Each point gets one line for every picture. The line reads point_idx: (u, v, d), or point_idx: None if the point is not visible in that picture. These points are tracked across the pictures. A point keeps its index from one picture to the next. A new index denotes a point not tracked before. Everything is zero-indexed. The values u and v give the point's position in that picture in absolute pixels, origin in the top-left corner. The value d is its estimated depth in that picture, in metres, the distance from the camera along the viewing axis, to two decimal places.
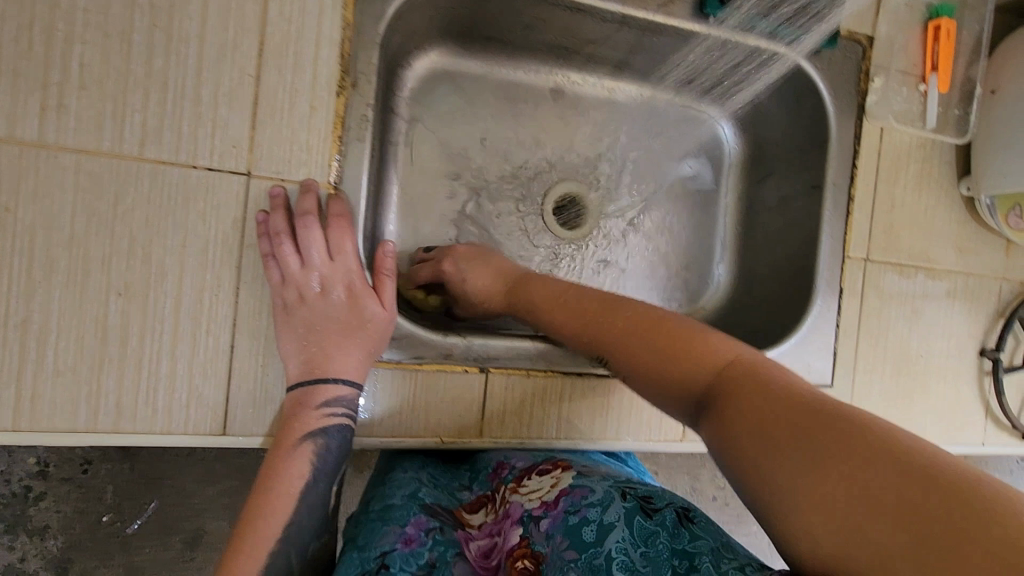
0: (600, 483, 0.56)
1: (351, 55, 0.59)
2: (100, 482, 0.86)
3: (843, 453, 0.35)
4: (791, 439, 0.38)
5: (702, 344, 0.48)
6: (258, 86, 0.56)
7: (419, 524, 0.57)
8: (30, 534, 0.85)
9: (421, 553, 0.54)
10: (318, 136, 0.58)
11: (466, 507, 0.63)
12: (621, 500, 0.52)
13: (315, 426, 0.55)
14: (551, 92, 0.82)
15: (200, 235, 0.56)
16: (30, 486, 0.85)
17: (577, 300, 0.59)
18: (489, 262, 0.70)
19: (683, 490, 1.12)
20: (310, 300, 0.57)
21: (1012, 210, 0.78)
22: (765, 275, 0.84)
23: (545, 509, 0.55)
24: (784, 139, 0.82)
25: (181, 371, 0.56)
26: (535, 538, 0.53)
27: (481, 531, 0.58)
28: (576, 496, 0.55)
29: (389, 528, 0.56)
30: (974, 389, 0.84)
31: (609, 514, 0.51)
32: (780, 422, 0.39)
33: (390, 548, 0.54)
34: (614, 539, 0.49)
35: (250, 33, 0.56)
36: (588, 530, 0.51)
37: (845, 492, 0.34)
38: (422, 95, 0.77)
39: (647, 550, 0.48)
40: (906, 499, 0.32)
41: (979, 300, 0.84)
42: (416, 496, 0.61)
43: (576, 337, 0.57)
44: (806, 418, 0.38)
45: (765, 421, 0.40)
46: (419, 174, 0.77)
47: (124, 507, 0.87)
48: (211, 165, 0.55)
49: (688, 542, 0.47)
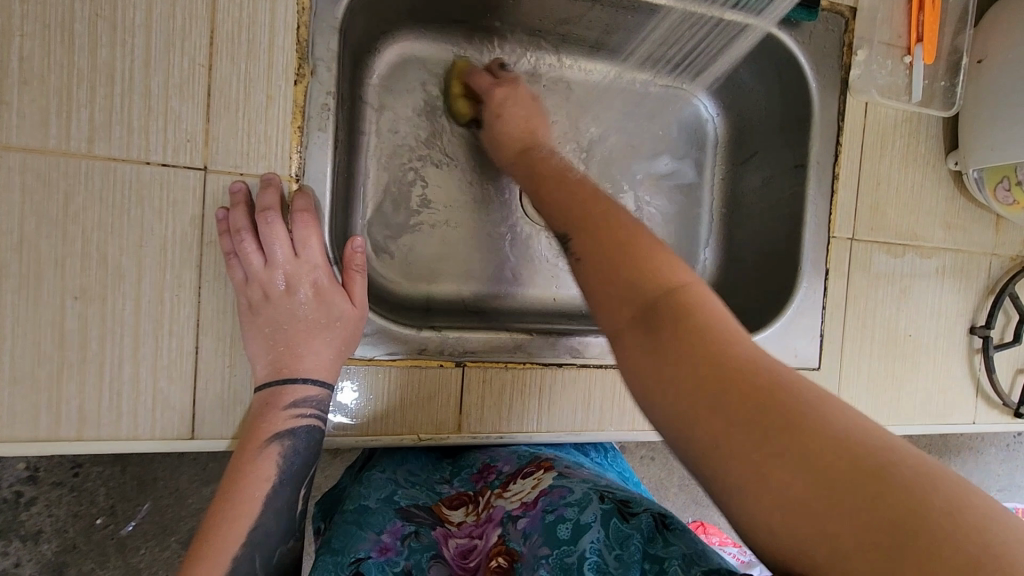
0: (579, 484, 0.55)
1: (308, 40, 0.56)
2: (91, 485, 0.85)
3: (774, 413, 0.32)
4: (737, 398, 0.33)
5: (650, 271, 0.43)
6: (211, 76, 0.54)
7: (396, 532, 0.55)
8: (23, 539, 0.84)
9: (396, 562, 0.52)
10: (276, 127, 0.56)
11: (445, 501, 0.62)
12: (599, 501, 0.52)
13: (281, 428, 0.54)
14: (526, 75, 0.79)
15: (157, 234, 0.53)
16: (21, 492, 0.83)
17: (566, 194, 0.54)
18: (530, 114, 0.69)
19: (681, 475, 1.11)
20: (274, 299, 0.55)
21: (1000, 184, 0.75)
22: (752, 257, 0.82)
23: (524, 509, 0.54)
24: (766, 117, 0.80)
25: (145, 375, 0.54)
26: (511, 536, 0.52)
27: (461, 530, 0.57)
28: (555, 496, 0.54)
29: (365, 535, 0.54)
30: (964, 368, 0.82)
31: (586, 514, 0.50)
32: (725, 376, 0.34)
33: (365, 555, 0.52)
34: (589, 540, 0.48)
35: (201, 21, 0.53)
36: (564, 528, 0.49)
37: (792, 473, 0.30)
38: (392, 82, 0.74)
39: (621, 553, 0.47)
40: (856, 489, 0.28)
41: (968, 276, 0.82)
42: (391, 500, 0.59)
43: (554, 232, 0.52)
44: (754, 380, 0.34)
45: (710, 370, 0.35)
46: (392, 164, 0.74)
47: (118, 509, 0.86)
48: (165, 160, 0.53)
49: (662, 546, 0.46)
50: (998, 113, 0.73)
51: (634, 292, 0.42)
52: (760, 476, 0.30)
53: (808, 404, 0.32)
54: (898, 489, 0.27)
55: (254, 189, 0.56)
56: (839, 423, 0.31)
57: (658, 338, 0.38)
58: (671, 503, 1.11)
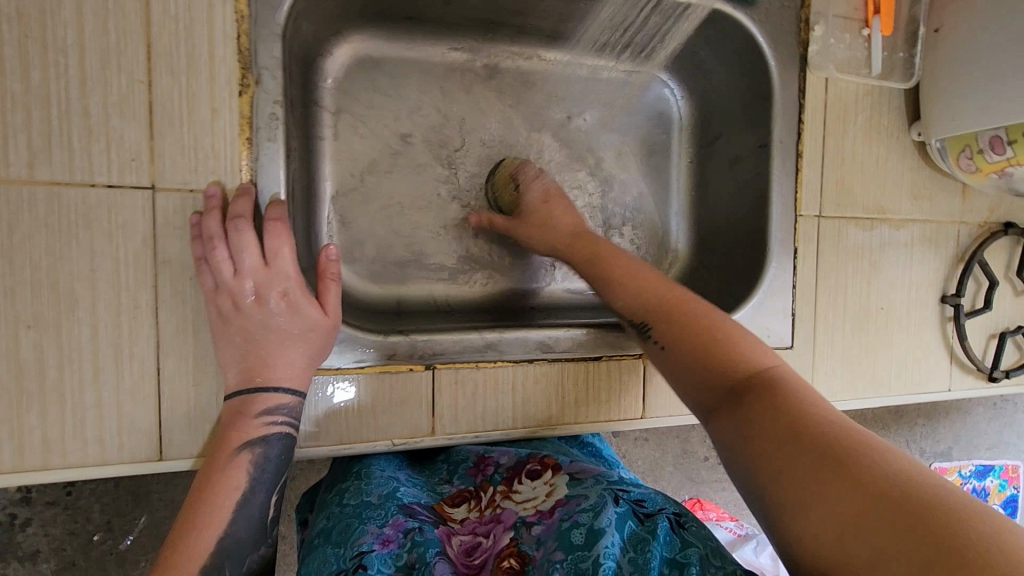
0: (594, 488, 0.55)
1: (250, 49, 0.55)
2: (85, 502, 0.85)
3: (830, 453, 0.36)
4: (797, 438, 0.38)
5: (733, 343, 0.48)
6: (151, 92, 0.53)
7: (398, 525, 0.54)
8: (21, 560, 0.84)
9: (400, 555, 0.52)
10: (223, 140, 0.55)
11: (447, 500, 0.61)
12: (613, 504, 0.52)
13: (253, 435, 0.53)
14: (485, 69, 0.78)
15: (109, 256, 0.53)
16: (14, 514, 0.83)
17: (643, 269, 0.59)
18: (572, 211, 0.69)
19: (674, 454, 1.12)
20: (245, 309, 0.53)
21: (962, 152, 0.75)
22: (722, 239, 0.82)
23: (539, 517, 0.54)
24: (728, 97, 0.79)
25: (108, 400, 0.54)
26: (524, 540, 0.53)
27: (464, 528, 0.56)
28: (571, 505, 0.54)
29: (367, 528, 0.54)
30: (937, 336, 0.83)
31: (601, 519, 0.50)
32: (792, 423, 0.39)
33: (367, 548, 0.51)
34: (604, 544, 0.47)
35: (136, 36, 0.52)
36: (576, 533, 0.50)
37: (840, 489, 0.34)
38: (347, 85, 0.73)
39: (635, 557, 0.47)
40: (898, 506, 0.31)
41: (937, 246, 0.82)
42: (395, 495, 0.59)
43: (630, 303, 0.56)
44: (814, 427, 0.38)
45: (784, 418, 0.39)
46: (353, 167, 0.73)
47: (114, 524, 0.86)
48: (111, 182, 0.52)
49: (680, 549, 0.47)
50: (955, 82, 0.73)
51: (716, 363, 0.47)
52: (809, 501, 0.35)
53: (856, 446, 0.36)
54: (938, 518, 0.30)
55: (230, 197, 0.55)
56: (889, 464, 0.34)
57: (740, 407, 0.43)
58: (666, 482, 1.12)
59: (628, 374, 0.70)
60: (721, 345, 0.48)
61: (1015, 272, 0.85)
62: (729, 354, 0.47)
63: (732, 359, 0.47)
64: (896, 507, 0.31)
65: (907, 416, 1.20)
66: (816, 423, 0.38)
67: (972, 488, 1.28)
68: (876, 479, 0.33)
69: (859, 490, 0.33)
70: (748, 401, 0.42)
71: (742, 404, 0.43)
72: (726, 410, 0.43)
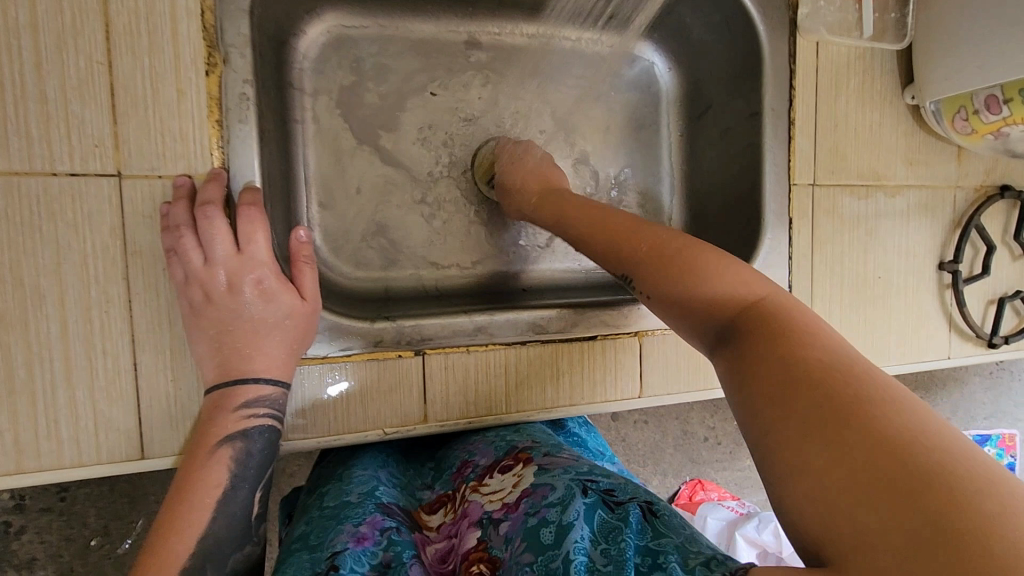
0: (561, 477, 0.53)
1: (215, 26, 0.53)
2: (80, 507, 0.83)
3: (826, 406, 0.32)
4: (796, 390, 0.33)
5: (730, 276, 0.44)
6: (112, 74, 0.50)
7: (374, 524, 0.52)
8: (18, 568, 0.82)
9: (374, 553, 0.49)
10: (191, 123, 0.53)
11: (424, 507, 0.61)
12: (582, 495, 0.50)
13: (232, 430, 0.51)
14: (465, 45, 0.76)
15: (75, 248, 0.50)
16: (8, 522, 0.81)
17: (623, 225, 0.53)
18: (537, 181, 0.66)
19: (674, 435, 1.11)
20: (217, 298, 0.51)
21: (958, 113, 0.73)
22: (714, 212, 0.80)
23: (506, 512, 0.52)
24: (716, 65, 0.77)
25: (83, 398, 0.51)
26: (493, 541, 0.50)
27: (440, 533, 0.56)
28: (537, 497, 0.52)
29: (343, 528, 0.52)
30: (936, 303, 0.82)
31: (569, 514, 0.48)
32: (790, 373, 0.34)
33: (341, 548, 0.49)
34: (573, 540, 0.45)
35: (92, 15, 0.49)
36: (547, 531, 0.47)
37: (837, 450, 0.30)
38: (322, 66, 0.70)
39: (608, 550, 0.45)
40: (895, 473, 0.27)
41: (934, 212, 0.81)
42: (373, 494, 0.57)
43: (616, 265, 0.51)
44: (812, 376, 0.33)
45: (782, 369, 0.35)
46: (332, 152, 0.71)
47: (111, 528, 0.83)
48: (73, 170, 0.50)
49: (654, 537, 0.45)
50: (947, 42, 0.71)
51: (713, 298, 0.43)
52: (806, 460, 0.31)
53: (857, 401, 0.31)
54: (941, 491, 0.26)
55: (200, 185, 0.53)
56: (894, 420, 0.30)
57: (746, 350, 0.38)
58: (667, 463, 1.11)
59: (623, 353, 0.68)
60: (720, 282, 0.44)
61: (1012, 237, 0.84)
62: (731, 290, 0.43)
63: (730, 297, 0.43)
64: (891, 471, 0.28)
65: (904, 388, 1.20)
66: (814, 373, 0.34)
67: None
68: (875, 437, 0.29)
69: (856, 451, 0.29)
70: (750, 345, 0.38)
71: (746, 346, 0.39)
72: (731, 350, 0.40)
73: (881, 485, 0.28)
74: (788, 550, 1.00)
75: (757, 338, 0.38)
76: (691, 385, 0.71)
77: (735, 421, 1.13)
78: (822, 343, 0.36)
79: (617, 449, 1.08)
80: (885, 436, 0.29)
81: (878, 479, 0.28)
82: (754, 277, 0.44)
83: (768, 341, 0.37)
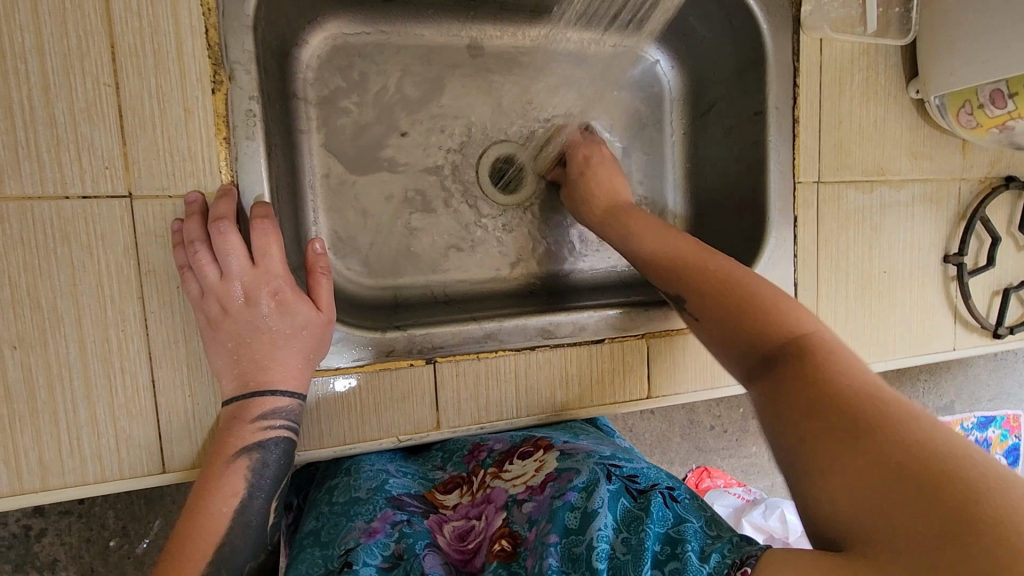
0: (586, 462, 0.55)
1: (219, 44, 0.53)
2: (99, 509, 0.84)
3: (852, 418, 0.35)
4: (819, 401, 0.38)
5: (774, 304, 0.47)
6: (120, 95, 0.51)
7: (386, 518, 0.54)
8: (41, 570, 0.83)
9: (387, 544, 0.51)
10: (200, 141, 0.53)
11: (439, 487, 0.61)
12: (606, 481, 0.51)
13: (250, 441, 0.52)
14: (468, 49, 0.76)
15: (89, 270, 0.51)
16: (29, 525, 0.83)
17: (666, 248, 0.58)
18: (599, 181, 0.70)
19: (681, 424, 1.12)
20: (234, 312, 0.52)
21: (963, 108, 0.73)
22: (719, 209, 0.81)
23: (529, 494, 0.54)
24: (719, 63, 0.77)
25: (102, 416, 0.52)
26: (515, 519, 0.52)
27: (457, 513, 0.57)
28: (562, 481, 0.53)
29: (355, 524, 0.54)
30: (940, 295, 0.82)
31: (595, 500, 0.49)
32: (823, 390, 0.38)
33: (354, 544, 0.52)
34: (598, 526, 0.47)
35: (98, 38, 0.50)
36: (572, 517, 0.48)
37: (864, 457, 0.33)
38: (325, 75, 0.70)
39: (629, 537, 0.46)
40: (910, 479, 0.31)
41: (939, 205, 0.81)
42: (383, 488, 0.58)
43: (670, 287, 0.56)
44: (837, 395, 0.37)
45: (813, 385, 0.39)
46: (337, 161, 0.71)
47: (129, 529, 0.85)
48: (85, 192, 0.50)
49: (673, 525, 0.47)
50: (952, 36, 0.71)
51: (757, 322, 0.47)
52: (832, 464, 0.35)
53: (883, 417, 0.35)
54: (955, 500, 0.30)
55: (212, 201, 0.53)
56: (922, 436, 0.33)
57: (781, 367, 0.42)
58: (674, 453, 1.12)
59: (630, 355, 0.69)
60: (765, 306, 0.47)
61: (1017, 227, 0.84)
62: (774, 313, 0.46)
63: (772, 318, 0.46)
64: (909, 477, 0.31)
65: (908, 374, 1.20)
66: (844, 388, 0.37)
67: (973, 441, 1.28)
68: (899, 444, 0.33)
69: (881, 460, 0.33)
70: (782, 359, 0.42)
71: (779, 360, 0.42)
72: (765, 363, 0.44)
73: (903, 490, 0.31)
74: (796, 534, 1.01)
75: (790, 356, 0.42)
76: (697, 385, 0.71)
77: (740, 410, 1.14)
78: (850, 368, 0.39)
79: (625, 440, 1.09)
80: (903, 449, 0.33)
81: (895, 481, 0.32)
82: (802, 307, 0.47)
83: (801, 360, 0.41)
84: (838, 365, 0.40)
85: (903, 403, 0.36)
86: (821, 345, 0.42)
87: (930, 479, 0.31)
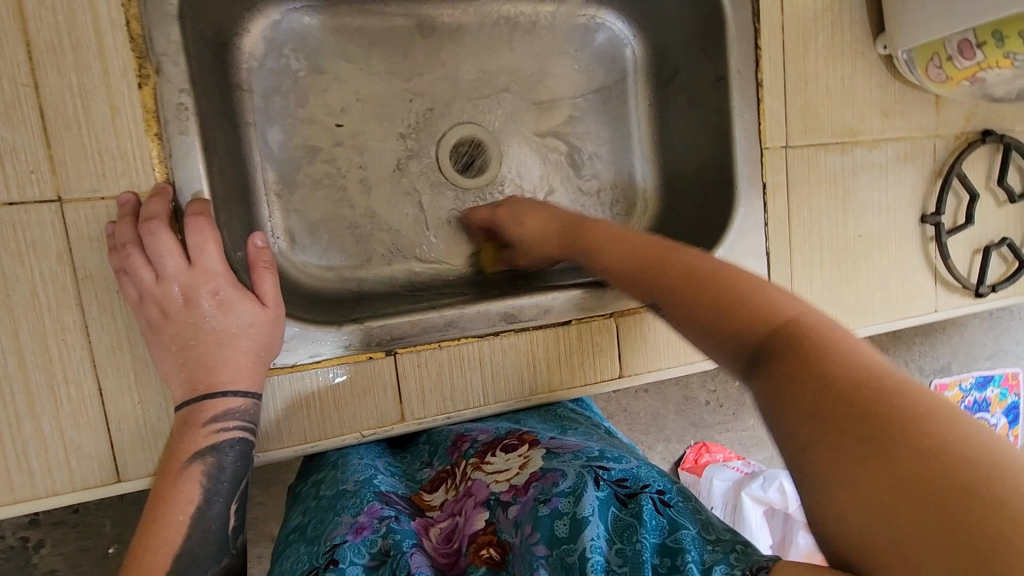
0: (572, 464, 0.52)
1: (143, 35, 0.51)
2: (94, 518, 0.83)
3: (864, 425, 0.31)
4: (826, 404, 0.34)
5: (762, 295, 0.42)
6: (40, 95, 0.48)
7: (373, 513, 0.52)
8: None
9: (373, 541, 0.49)
10: (129, 139, 0.51)
11: (426, 486, 0.61)
12: (594, 487, 0.49)
13: (203, 445, 0.50)
14: (418, 28, 0.73)
15: (22, 279, 0.49)
16: (27, 537, 0.82)
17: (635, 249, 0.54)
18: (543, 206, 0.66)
19: (675, 401, 1.10)
20: (174, 315, 0.50)
21: (931, 61, 0.70)
22: (688, 181, 0.78)
23: (514, 495, 0.51)
24: (680, 29, 0.75)
25: (49, 427, 0.51)
26: (502, 526, 0.50)
27: (442, 514, 0.55)
28: (547, 483, 0.51)
29: (341, 519, 0.52)
30: (919, 256, 0.80)
31: (584, 507, 0.47)
32: (831, 392, 0.34)
33: (340, 541, 0.49)
34: (590, 535, 0.45)
35: (11, 34, 0.47)
36: (560, 525, 0.46)
37: (877, 469, 0.30)
38: (269, 64, 0.68)
39: (624, 548, 0.45)
40: (927, 499, 0.28)
41: (914, 162, 0.79)
42: (371, 483, 0.57)
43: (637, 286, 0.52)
44: (848, 397, 0.33)
45: (817, 384, 0.35)
46: (288, 152, 0.69)
47: (126, 535, 0.85)
48: (11, 199, 0.48)
49: (669, 533, 0.45)
50: None
51: (743, 316, 0.42)
52: (842, 477, 0.31)
53: (899, 423, 0.31)
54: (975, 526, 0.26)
55: (145, 201, 0.52)
56: (947, 445, 0.29)
57: (776, 362, 0.38)
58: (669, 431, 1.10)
59: (600, 336, 0.68)
60: (752, 295, 0.43)
61: (996, 182, 0.82)
62: (761, 304, 0.42)
63: (761, 310, 0.41)
64: (927, 498, 0.28)
65: (901, 338, 1.19)
66: (855, 389, 0.33)
67: (974, 401, 1.26)
68: (915, 455, 0.29)
69: (895, 475, 0.29)
70: (776, 355, 0.38)
71: (771, 356, 0.38)
72: (756, 359, 0.39)
73: (920, 511, 0.28)
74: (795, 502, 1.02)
75: (785, 350, 0.38)
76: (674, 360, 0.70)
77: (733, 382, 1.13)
78: (855, 361, 0.35)
79: (616, 420, 1.07)
80: (919, 462, 0.29)
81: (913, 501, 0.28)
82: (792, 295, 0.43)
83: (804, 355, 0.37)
84: (840, 359, 0.35)
85: (926, 403, 0.31)
86: (819, 337, 0.37)
87: (953, 501, 0.27)
